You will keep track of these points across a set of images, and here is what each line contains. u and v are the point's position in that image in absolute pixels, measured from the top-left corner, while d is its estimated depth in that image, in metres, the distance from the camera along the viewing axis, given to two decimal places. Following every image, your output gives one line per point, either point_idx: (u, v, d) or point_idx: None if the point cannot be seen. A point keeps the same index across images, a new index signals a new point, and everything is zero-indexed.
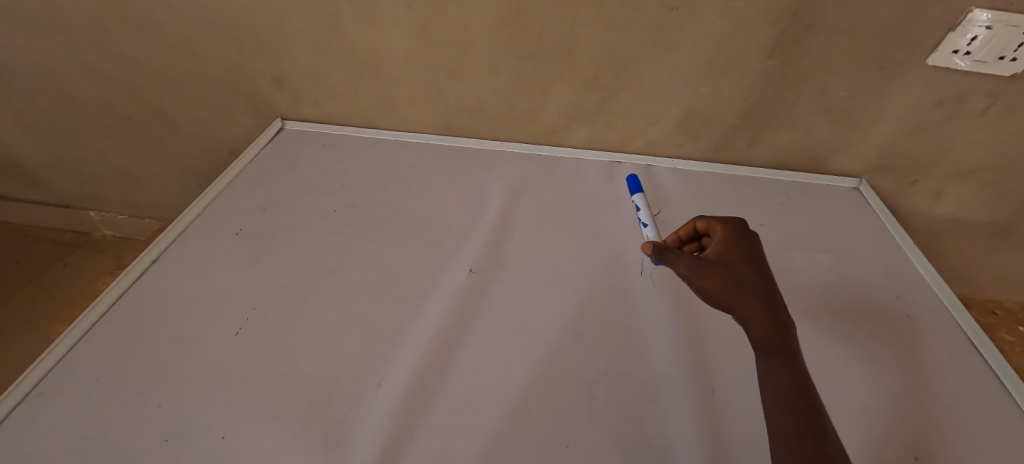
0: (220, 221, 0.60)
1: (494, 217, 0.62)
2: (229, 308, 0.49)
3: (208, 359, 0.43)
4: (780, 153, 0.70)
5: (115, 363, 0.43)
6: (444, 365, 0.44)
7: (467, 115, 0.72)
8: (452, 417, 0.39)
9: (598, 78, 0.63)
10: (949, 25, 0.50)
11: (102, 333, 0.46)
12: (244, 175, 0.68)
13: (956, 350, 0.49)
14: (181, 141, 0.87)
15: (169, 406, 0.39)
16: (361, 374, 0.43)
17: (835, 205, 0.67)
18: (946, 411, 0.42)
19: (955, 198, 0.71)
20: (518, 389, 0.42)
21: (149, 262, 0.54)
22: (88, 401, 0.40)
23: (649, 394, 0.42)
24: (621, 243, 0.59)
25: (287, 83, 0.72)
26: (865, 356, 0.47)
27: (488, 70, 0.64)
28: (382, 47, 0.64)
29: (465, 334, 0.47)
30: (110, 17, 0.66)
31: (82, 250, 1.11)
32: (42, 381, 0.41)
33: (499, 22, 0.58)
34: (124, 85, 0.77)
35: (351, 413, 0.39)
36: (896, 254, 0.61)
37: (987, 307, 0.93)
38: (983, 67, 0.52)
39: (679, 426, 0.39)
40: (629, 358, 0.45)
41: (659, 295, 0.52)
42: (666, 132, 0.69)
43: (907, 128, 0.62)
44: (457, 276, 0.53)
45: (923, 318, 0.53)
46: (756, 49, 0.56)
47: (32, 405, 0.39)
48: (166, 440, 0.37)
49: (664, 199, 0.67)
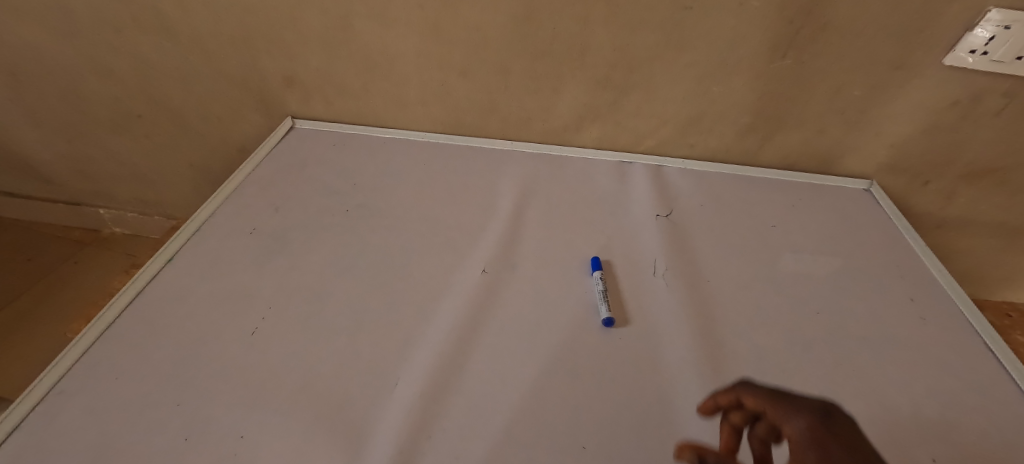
0: (233, 220, 0.61)
1: (505, 217, 0.62)
2: (244, 307, 0.49)
3: (225, 359, 0.44)
4: (792, 154, 0.69)
5: (134, 362, 0.43)
6: (459, 366, 0.44)
7: (477, 114, 0.72)
8: (467, 415, 0.39)
9: (609, 78, 0.63)
10: (965, 26, 0.50)
11: (119, 333, 0.46)
12: (255, 174, 0.68)
13: (971, 353, 0.49)
14: (191, 140, 0.87)
15: (189, 405, 0.40)
16: (378, 376, 0.43)
17: (847, 206, 0.67)
18: (961, 415, 0.42)
19: (968, 199, 0.70)
20: (533, 389, 0.42)
21: (163, 261, 0.54)
22: (109, 400, 0.40)
23: (665, 397, 0.41)
24: (633, 244, 0.59)
25: (298, 82, 0.72)
26: (880, 359, 0.47)
27: (499, 69, 0.64)
28: (393, 46, 0.64)
29: (480, 334, 0.47)
30: (122, 16, 0.67)
31: (90, 247, 1.11)
32: (63, 379, 0.41)
33: (510, 20, 0.58)
34: (134, 84, 0.78)
35: (368, 413, 0.39)
36: (908, 255, 0.60)
37: (1001, 310, 0.93)
38: (1001, 67, 0.52)
39: (696, 428, 0.39)
40: (646, 361, 0.45)
41: (673, 297, 0.52)
42: (677, 131, 0.69)
43: (921, 128, 0.61)
44: (470, 276, 0.53)
45: (937, 320, 0.52)
46: (770, 48, 0.56)
47: (52, 403, 0.39)
48: (185, 439, 0.37)
49: (675, 199, 0.66)
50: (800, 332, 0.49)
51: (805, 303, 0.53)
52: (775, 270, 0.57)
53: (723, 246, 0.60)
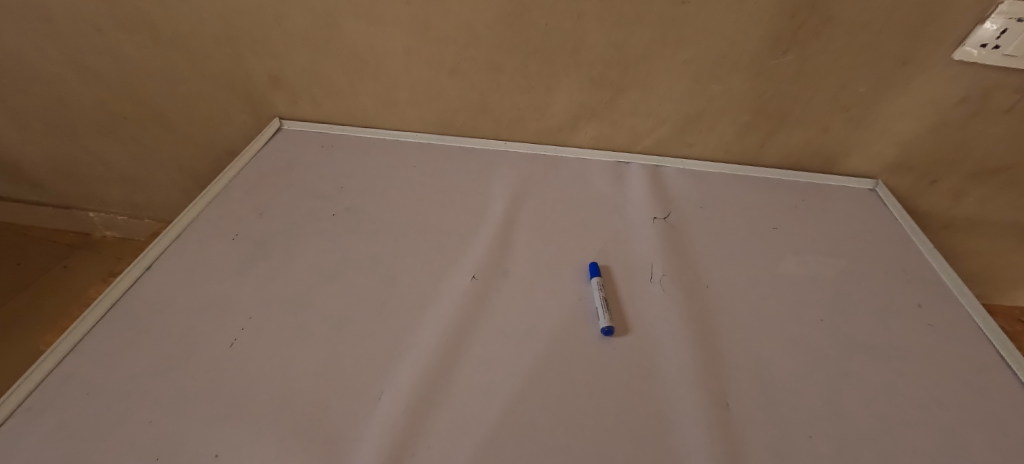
0: (216, 225, 0.59)
1: (497, 220, 0.60)
2: (224, 317, 0.48)
3: (203, 371, 0.42)
4: (794, 153, 0.67)
5: (108, 374, 0.42)
6: (446, 379, 0.42)
7: (469, 114, 0.70)
8: (452, 431, 0.37)
9: (604, 75, 0.60)
10: (977, 18, 0.47)
11: (94, 344, 0.45)
12: (240, 178, 0.66)
13: (982, 361, 0.46)
14: (179, 142, 0.86)
15: (162, 421, 0.38)
16: (361, 389, 0.41)
17: (850, 207, 0.65)
18: (973, 427, 0.40)
19: (976, 199, 0.68)
20: (522, 402, 0.40)
21: (142, 269, 0.53)
22: (79, 414, 0.38)
23: (659, 411, 0.40)
24: (628, 248, 0.57)
25: (284, 82, 0.70)
26: (886, 368, 0.45)
27: (490, 67, 0.62)
28: (381, 44, 0.62)
29: (468, 344, 0.45)
30: (102, 15, 0.65)
31: (81, 251, 1.10)
32: (32, 394, 0.39)
33: (501, 16, 0.56)
34: (117, 84, 0.76)
35: (349, 428, 0.38)
36: (915, 257, 0.58)
37: (1012, 314, 0.93)
38: (1014, 62, 0.50)
39: (693, 442, 0.37)
40: (641, 372, 0.43)
41: (670, 304, 0.50)
42: (675, 130, 0.67)
43: (929, 126, 0.59)
44: (460, 283, 0.52)
45: (945, 325, 0.50)
46: (771, 44, 0.54)
47: (20, 419, 0.38)
48: (156, 459, 0.35)
49: (672, 202, 0.64)
50: (802, 340, 0.47)
51: (807, 310, 0.51)
52: (776, 275, 0.55)
53: (722, 250, 0.58)
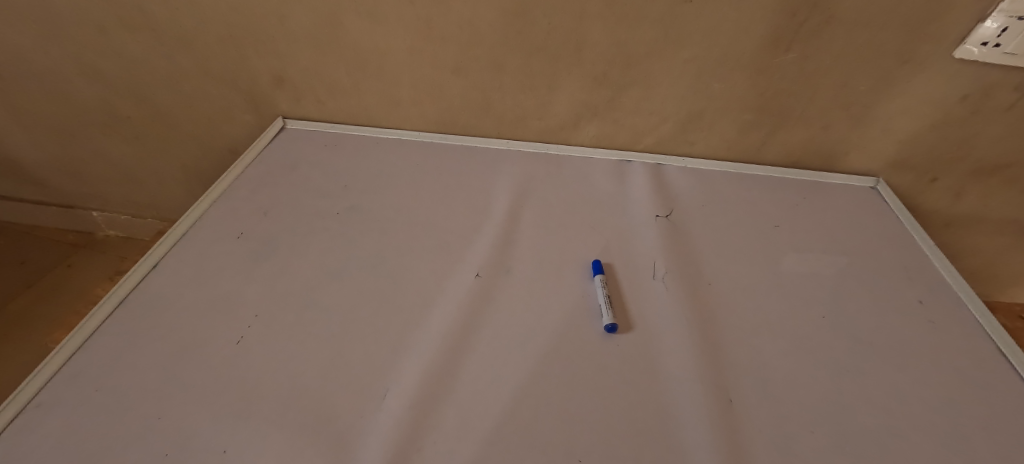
0: (220, 224, 0.59)
1: (501, 218, 0.61)
2: (230, 315, 0.48)
3: (210, 368, 0.42)
4: (795, 151, 0.67)
5: (116, 371, 0.42)
6: (452, 375, 0.42)
7: (471, 113, 0.70)
8: (458, 426, 0.38)
9: (606, 74, 0.61)
10: (977, 17, 0.48)
11: (102, 341, 0.45)
12: (244, 177, 0.67)
13: (982, 357, 0.47)
14: (182, 141, 0.86)
15: (171, 417, 0.38)
16: (367, 385, 0.41)
17: (852, 205, 0.65)
18: (975, 422, 0.40)
19: (977, 197, 0.69)
20: (527, 398, 0.40)
21: (149, 267, 0.53)
22: (88, 411, 0.38)
23: (663, 406, 0.40)
24: (631, 246, 0.58)
25: (287, 81, 0.70)
26: (887, 364, 0.46)
27: (493, 65, 0.62)
28: (383, 43, 0.62)
29: (473, 341, 0.45)
30: (105, 14, 0.65)
31: (84, 250, 1.11)
32: (42, 392, 0.40)
33: (503, 15, 0.56)
34: (121, 84, 0.76)
35: (356, 424, 0.38)
36: (915, 255, 0.59)
37: (1013, 311, 0.93)
38: (1014, 59, 0.50)
39: (697, 437, 0.37)
40: (644, 368, 0.43)
41: (673, 301, 0.50)
42: (677, 129, 0.67)
43: (929, 123, 0.60)
44: (464, 280, 0.52)
45: (946, 322, 0.51)
46: (773, 42, 0.54)
47: (30, 415, 0.38)
48: (165, 455, 0.35)
49: (674, 200, 0.65)
50: (804, 337, 0.48)
51: (809, 307, 0.51)
52: (778, 272, 0.55)
53: (725, 248, 0.58)
